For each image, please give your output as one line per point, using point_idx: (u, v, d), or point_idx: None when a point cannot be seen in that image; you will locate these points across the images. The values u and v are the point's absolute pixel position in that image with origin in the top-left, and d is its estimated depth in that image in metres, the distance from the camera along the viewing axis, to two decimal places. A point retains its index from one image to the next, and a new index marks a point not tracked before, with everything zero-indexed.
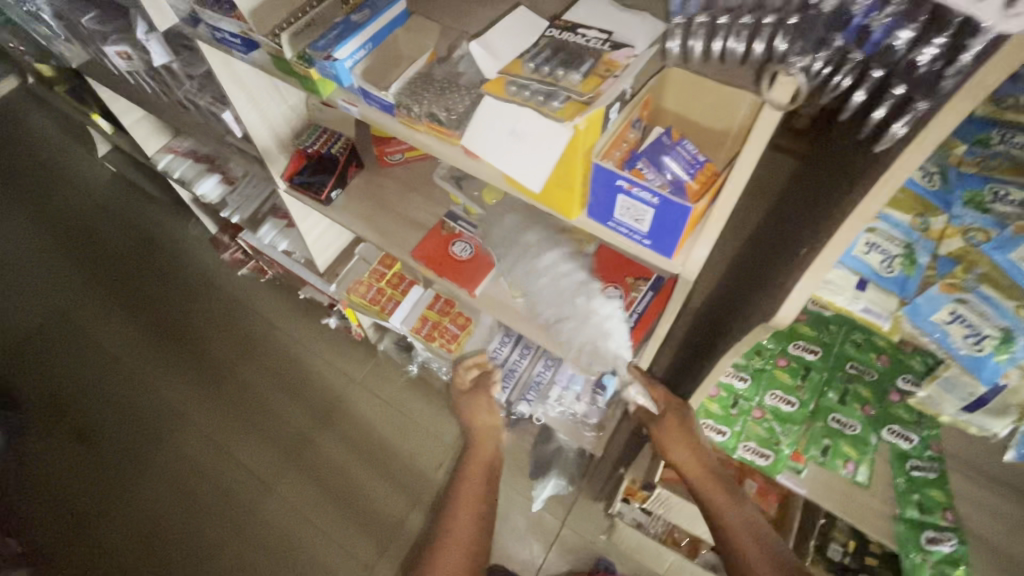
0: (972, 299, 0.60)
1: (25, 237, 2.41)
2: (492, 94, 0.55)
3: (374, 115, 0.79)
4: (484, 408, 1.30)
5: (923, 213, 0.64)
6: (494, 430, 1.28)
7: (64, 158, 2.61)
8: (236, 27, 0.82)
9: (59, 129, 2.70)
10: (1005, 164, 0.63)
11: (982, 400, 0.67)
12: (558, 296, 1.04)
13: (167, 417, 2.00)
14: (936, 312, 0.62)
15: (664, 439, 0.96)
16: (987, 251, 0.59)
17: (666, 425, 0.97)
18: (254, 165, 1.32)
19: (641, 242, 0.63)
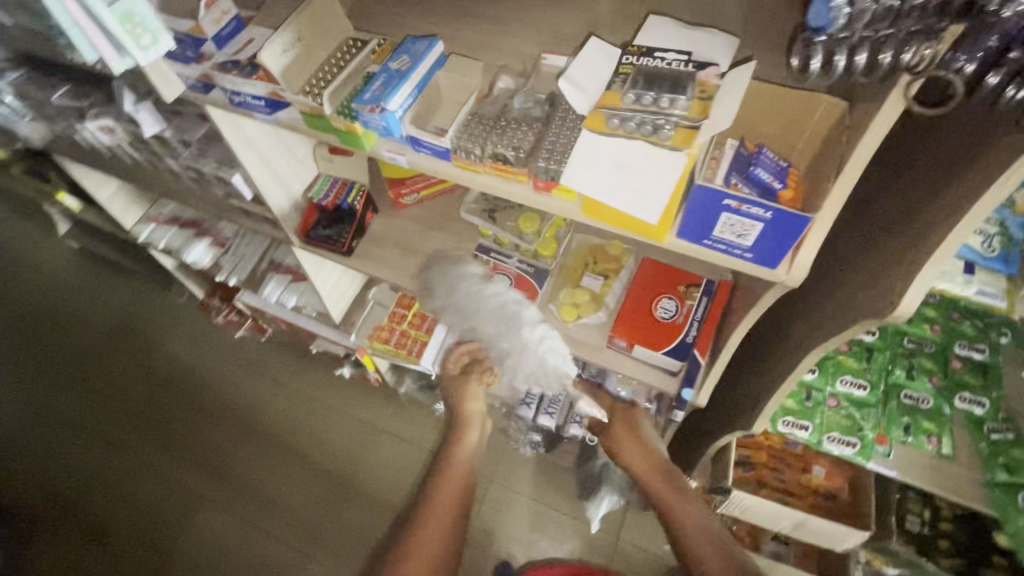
0: None
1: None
2: (593, 130, 0.53)
3: (425, 163, 0.76)
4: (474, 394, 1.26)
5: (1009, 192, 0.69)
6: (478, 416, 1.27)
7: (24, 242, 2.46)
8: (263, 89, 0.78)
9: (15, 212, 2.55)
10: None
11: None
12: (509, 326, 1.05)
13: (180, 498, 1.88)
14: None
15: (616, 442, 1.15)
16: None
17: (617, 429, 1.15)
18: (263, 226, 1.26)
19: (742, 257, 0.62)
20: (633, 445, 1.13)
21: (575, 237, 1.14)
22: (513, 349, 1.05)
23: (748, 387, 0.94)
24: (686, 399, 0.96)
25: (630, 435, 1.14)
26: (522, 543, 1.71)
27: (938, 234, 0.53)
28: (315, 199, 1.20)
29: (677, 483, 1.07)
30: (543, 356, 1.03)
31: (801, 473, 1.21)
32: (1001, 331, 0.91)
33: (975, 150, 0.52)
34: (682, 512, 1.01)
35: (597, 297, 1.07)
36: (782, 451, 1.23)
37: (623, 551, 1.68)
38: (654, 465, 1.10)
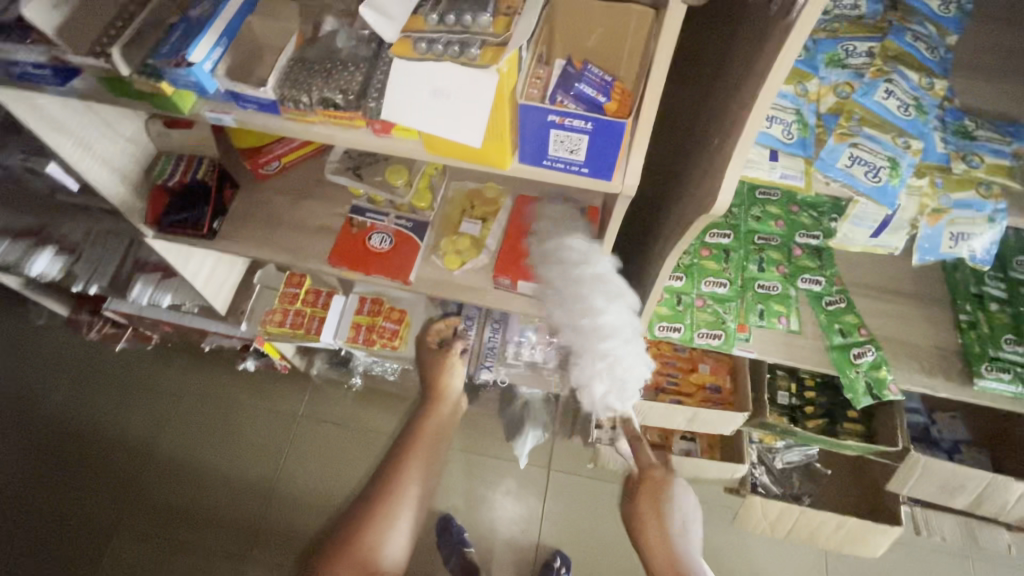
0: (862, 140, 0.69)
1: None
2: (400, 56, 0.51)
3: (252, 118, 0.70)
4: (448, 369, 1.30)
5: (800, 80, 0.73)
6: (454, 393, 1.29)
7: None
8: (43, 54, 0.68)
9: None
10: (845, 24, 0.75)
11: (885, 223, 0.79)
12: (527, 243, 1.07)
13: (90, 539, 1.77)
14: (842, 159, 0.69)
15: (643, 496, 1.31)
16: (859, 97, 0.70)
17: (644, 506, 1.27)
18: (104, 219, 1.12)
19: (579, 173, 0.64)
20: (653, 519, 1.24)
21: (450, 185, 1.14)
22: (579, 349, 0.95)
23: (625, 300, 1.00)
24: None
25: (655, 521, 1.23)
26: (461, 494, 1.77)
27: (738, 124, 0.59)
28: (159, 181, 1.09)
29: None
30: (597, 379, 0.95)
31: (691, 373, 1.33)
32: (831, 216, 1.06)
33: (759, 40, 0.57)
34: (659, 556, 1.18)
35: (478, 240, 1.07)
36: (673, 358, 1.35)
37: (554, 479, 1.79)
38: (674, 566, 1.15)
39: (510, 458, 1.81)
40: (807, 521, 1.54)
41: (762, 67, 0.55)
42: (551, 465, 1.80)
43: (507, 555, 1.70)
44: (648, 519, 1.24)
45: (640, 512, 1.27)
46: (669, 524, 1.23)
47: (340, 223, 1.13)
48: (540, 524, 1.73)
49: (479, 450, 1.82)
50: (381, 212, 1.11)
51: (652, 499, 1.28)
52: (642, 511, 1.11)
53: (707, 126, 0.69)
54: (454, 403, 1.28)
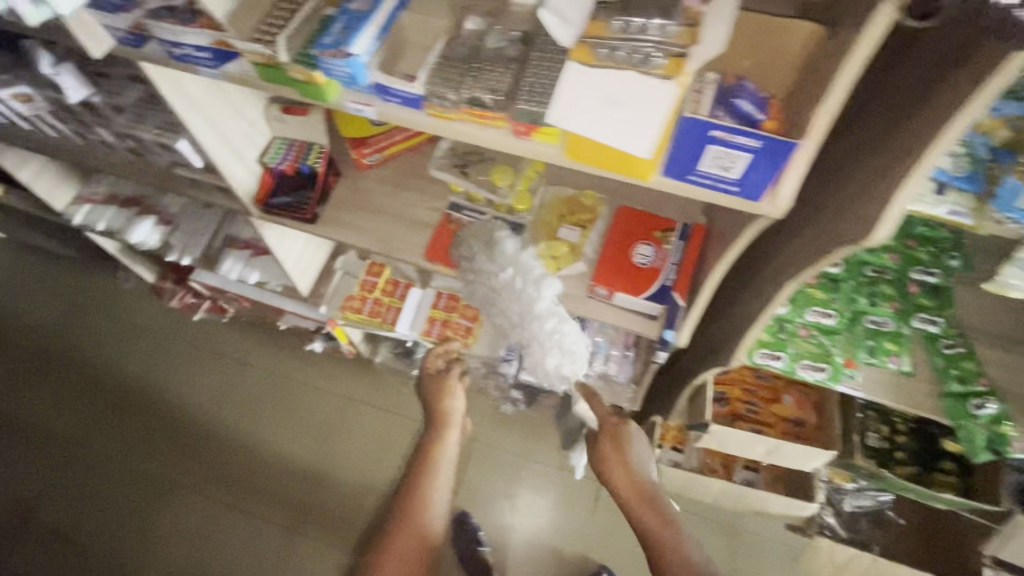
0: None
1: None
2: (580, 61, 0.51)
3: (394, 112, 0.71)
4: (450, 393, 1.24)
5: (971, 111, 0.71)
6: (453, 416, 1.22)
7: None
8: (208, 38, 0.71)
9: None
10: None
11: None
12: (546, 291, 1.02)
13: (155, 495, 1.86)
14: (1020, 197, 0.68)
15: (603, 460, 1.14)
16: None
17: (604, 445, 1.14)
18: (216, 196, 1.18)
19: (726, 191, 0.62)
20: (614, 457, 1.12)
21: (548, 189, 1.13)
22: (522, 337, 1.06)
23: (726, 322, 0.97)
24: (668, 340, 0.95)
25: (614, 452, 1.13)
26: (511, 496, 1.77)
27: (915, 153, 0.55)
28: (272, 164, 1.14)
29: (658, 504, 1.07)
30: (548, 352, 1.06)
31: (773, 403, 1.28)
32: (952, 254, 0.99)
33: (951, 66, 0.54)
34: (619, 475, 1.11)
35: (576, 248, 1.06)
36: (754, 385, 1.30)
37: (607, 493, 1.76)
38: (642, 489, 1.09)
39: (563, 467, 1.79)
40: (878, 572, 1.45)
41: (953, 95, 0.52)
42: None
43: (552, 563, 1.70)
44: (613, 465, 1.13)
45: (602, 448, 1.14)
46: (630, 457, 1.13)
47: (436, 218, 1.15)
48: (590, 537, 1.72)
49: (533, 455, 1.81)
50: (478, 210, 1.11)
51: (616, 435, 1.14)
52: (615, 447, 1.13)
53: (863, 152, 0.66)
54: (458, 425, 1.23)
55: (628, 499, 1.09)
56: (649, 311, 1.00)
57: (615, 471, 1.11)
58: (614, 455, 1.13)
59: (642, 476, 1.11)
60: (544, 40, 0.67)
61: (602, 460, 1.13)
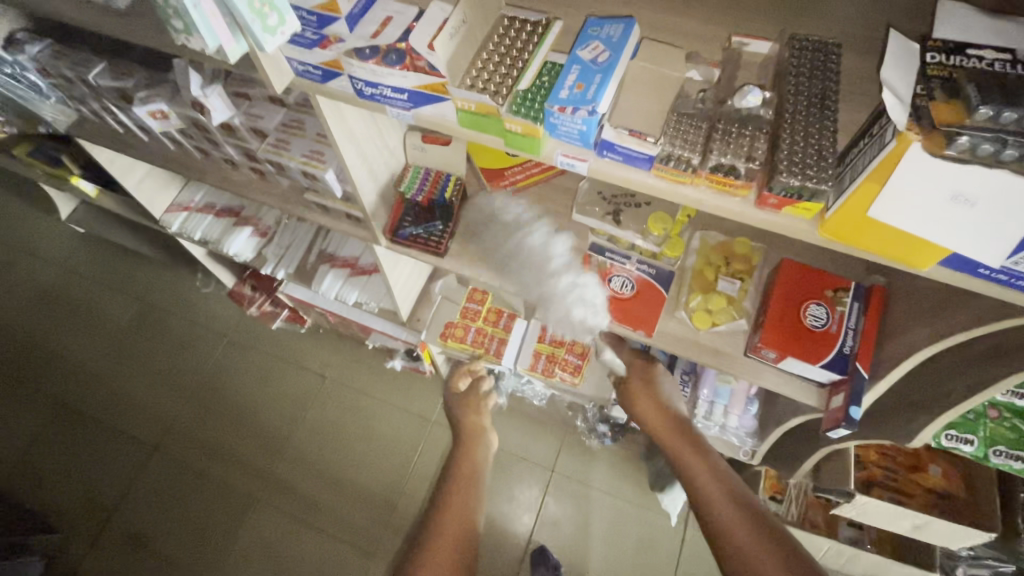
0: None
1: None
2: (930, 151, 0.43)
3: (611, 169, 0.64)
4: (475, 409, 1.36)
5: None
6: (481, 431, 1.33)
7: (36, 233, 2.31)
8: (416, 80, 0.65)
9: (18, 200, 2.37)
10: None
11: None
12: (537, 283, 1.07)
13: (229, 505, 1.84)
14: None
15: (631, 398, 1.15)
16: None
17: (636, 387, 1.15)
18: (342, 223, 1.13)
19: (1022, 289, 0.54)
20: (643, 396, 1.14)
21: (695, 235, 1.08)
22: (541, 297, 1.08)
23: (910, 397, 0.88)
24: (854, 417, 0.87)
25: (646, 391, 1.14)
26: (590, 530, 1.75)
27: None
28: (408, 194, 1.09)
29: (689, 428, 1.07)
30: (570, 305, 1.05)
31: (914, 472, 1.19)
32: None
33: None
34: (645, 403, 1.13)
35: (734, 301, 1.01)
36: (893, 450, 1.21)
37: (691, 538, 1.73)
38: (667, 416, 1.10)
39: (647, 505, 1.77)
40: None
41: None
42: (689, 523, 1.75)
43: None
44: (642, 400, 1.13)
45: (631, 384, 1.15)
46: (659, 392, 1.14)
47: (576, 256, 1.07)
48: None
49: (615, 493, 1.79)
50: (623, 254, 1.05)
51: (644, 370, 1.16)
52: (643, 386, 1.15)
53: None
54: (485, 438, 1.32)
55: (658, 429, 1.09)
56: (823, 378, 0.93)
57: (645, 409, 1.12)
58: (644, 396, 1.14)
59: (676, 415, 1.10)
60: (798, 101, 0.60)
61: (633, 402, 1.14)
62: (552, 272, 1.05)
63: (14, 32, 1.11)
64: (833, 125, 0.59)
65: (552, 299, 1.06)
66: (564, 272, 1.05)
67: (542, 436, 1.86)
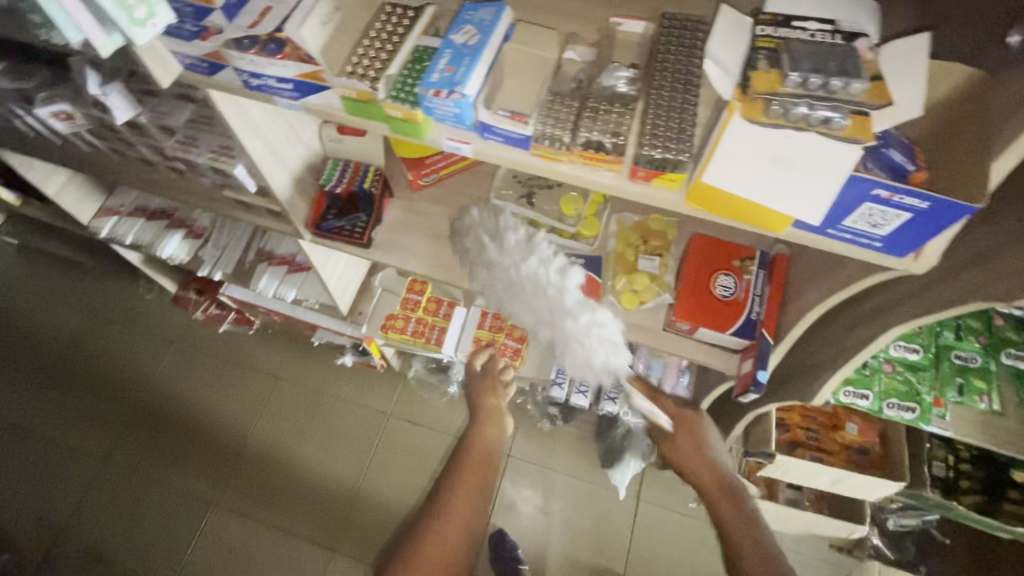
0: None
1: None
2: (748, 118, 0.46)
3: (494, 151, 0.66)
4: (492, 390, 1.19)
5: None
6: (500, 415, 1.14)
7: None
8: (296, 70, 0.65)
9: None
10: None
11: None
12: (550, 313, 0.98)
13: (187, 512, 1.82)
14: None
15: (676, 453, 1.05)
16: None
17: (683, 442, 1.05)
18: (264, 219, 1.13)
19: (868, 245, 0.58)
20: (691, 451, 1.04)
21: (614, 215, 1.10)
22: (558, 337, 0.99)
23: (810, 357, 0.93)
24: (761, 381, 0.90)
25: (692, 446, 1.04)
26: (545, 509, 1.79)
27: None
28: (327, 186, 1.08)
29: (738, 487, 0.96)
30: (588, 350, 0.98)
31: (835, 431, 1.25)
32: None
33: None
34: (690, 453, 1.04)
35: (658, 279, 1.02)
36: (815, 410, 1.27)
37: (643, 510, 1.78)
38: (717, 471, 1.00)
39: (600, 482, 1.81)
40: None
41: None
42: (641, 496, 1.80)
43: None
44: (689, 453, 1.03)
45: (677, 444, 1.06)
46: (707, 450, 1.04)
47: None
48: (628, 555, 1.73)
49: (570, 472, 1.83)
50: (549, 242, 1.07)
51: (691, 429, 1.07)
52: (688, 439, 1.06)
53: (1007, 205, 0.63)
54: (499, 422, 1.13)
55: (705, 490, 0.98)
56: (735, 345, 0.97)
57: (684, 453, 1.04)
58: (691, 449, 1.04)
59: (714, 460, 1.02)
60: (663, 77, 0.63)
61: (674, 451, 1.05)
62: (568, 313, 0.96)
63: None
64: (695, 99, 0.62)
65: (567, 340, 0.98)
66: (582, 312, 0.96)
67: None
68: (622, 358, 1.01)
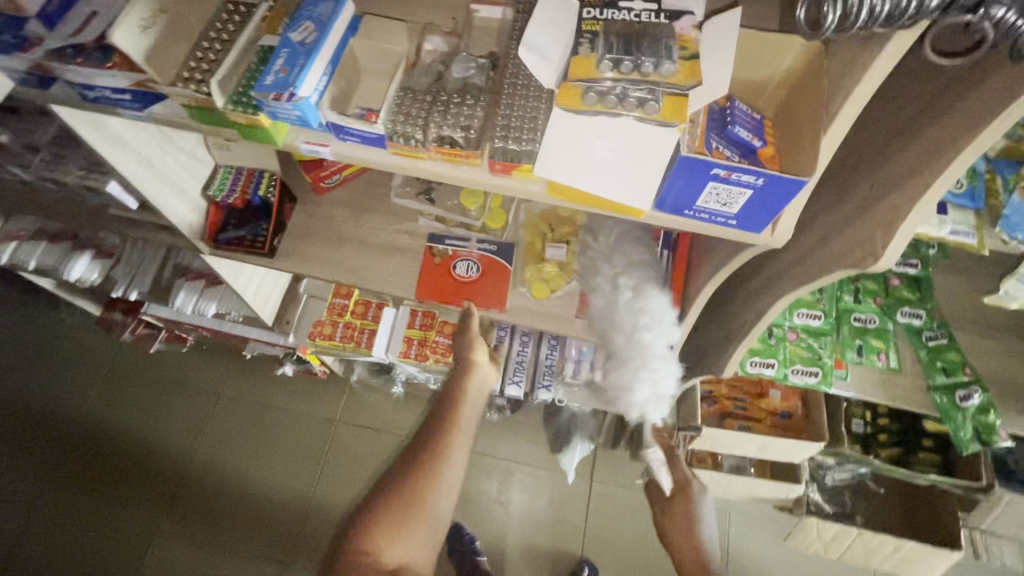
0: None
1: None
2: (568, 108, 0.45)
3: (352, 153, 0.63)
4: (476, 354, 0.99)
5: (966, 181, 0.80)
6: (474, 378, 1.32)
7: None
8: (129, 79, 0.61)
9: None
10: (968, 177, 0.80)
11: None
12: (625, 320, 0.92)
13: (133, 540, 1.76)
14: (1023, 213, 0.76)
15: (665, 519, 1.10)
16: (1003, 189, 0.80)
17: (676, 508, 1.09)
18: (158, 236, 1.07)
19: (724, 223, 0.58)
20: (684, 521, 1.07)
21: (522, 205, 1.08)
22: (628, 348, 0.93)
23: (716, 332, 0.94)
24: (667, 360, 0.92)
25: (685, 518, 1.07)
26: (502, 501, 1.79)
27: (919, 184, 0.53)
28: (219, 197, 1.04)
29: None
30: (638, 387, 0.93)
31: (760, 399, 1.28)
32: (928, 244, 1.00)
33: (953, 91, 0.52)
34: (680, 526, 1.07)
35: (565, 267, 1.01)
36: (740, 380, 1.30)
37: (598, 491, 1.81)
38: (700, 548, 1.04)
39: (554, 468, 1.82)
40: (863, 543, 1.52)
41: (969, 114, 0.49)
42: (595, 478, 1.82)
43: (546, 564, 1.73)
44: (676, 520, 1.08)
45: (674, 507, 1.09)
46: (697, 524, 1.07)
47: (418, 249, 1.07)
48: (585, 535, 1.75)
49: (523, 461, 1.84)
50: (463, 238, 1.05)
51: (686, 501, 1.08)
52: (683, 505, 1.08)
53: (862, 172, 0.64)
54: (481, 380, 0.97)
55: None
56: None
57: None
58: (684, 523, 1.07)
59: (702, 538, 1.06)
60: (516, 65, 0.61)
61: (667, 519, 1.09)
62: (649, 347, 0.91)
63: None
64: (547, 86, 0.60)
65: (639, 356, 0.92)
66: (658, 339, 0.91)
67: None
68: (658, 410, 0.97)
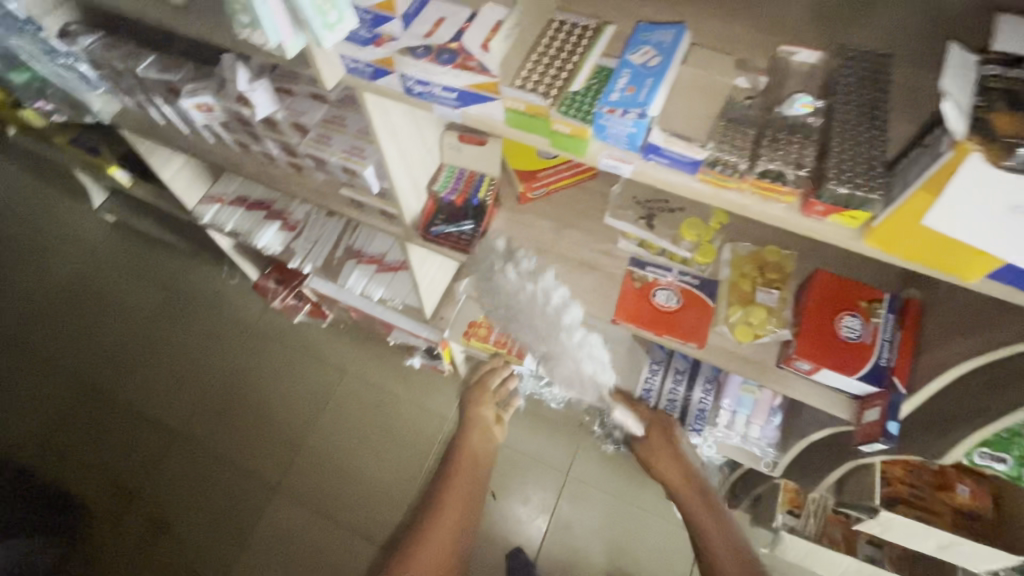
0: None
1: (16, 320, 2.20)
2: (992, 163, 0.44)
3: (655, 173, 0.65)
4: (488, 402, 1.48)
5: None
6: (486, 423, 1.46)
7: (67, 221, 2.38)
8: (468, 80, 0.67)
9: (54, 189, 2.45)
10: None
11: None
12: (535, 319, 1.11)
13: (243, 495, 1.87)
14: None
15: (650, 455, 1.31)
16: None
17: (656, 437, 1.31)
18: (373, 219, 1.15)
19: None
20: (661, 448, 1.30)
21: (727, 244, 1.07)
22: (552, 351, 1.16)
23: (942, 412, 0.87)
24: (892, 432, 0.85)
25: (669, 448, 1.29)
26: (602, 538, 1.74)
27: None
28: (441, 193, 1.10)
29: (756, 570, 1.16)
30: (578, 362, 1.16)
31: (942, 491, 1.17)
32: None
33: None
34: (665, 458, 1.29)
35: (774, 313, 0.98)
36: (920, 465, 1.20)
37: None
38: (685, 475, 1.29)
39: (661, 514, 1.76)
40: None
41: None
42: None
43: None
44: (662, 452, 1.30)
45: (654, 451, 1.31)
46: (680, 453, 1.29)
47: (620, 272, 1.09)
48: None
49: (629, 500, 1.78)
50: (665, 267, 1.06)
51: (663, 435, 1.30)
52: (666, 441, 1.30)
53: None
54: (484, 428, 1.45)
55: (674, 484, 1.29)
56: (857, 390, 0.92)
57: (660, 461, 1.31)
58: (666, 456, 1.30)
59: (687, 467, 1.29)
60: (854, 110, 0.60)
61: (656, 458, 1.31)
62: (565, 328, 1.10)
63: (67, 25, 1.16)
64: (885, 135, 0.59)
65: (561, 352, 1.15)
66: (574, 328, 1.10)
67: (557, 439, 1.86)
68: (608, 376, 1.25)
